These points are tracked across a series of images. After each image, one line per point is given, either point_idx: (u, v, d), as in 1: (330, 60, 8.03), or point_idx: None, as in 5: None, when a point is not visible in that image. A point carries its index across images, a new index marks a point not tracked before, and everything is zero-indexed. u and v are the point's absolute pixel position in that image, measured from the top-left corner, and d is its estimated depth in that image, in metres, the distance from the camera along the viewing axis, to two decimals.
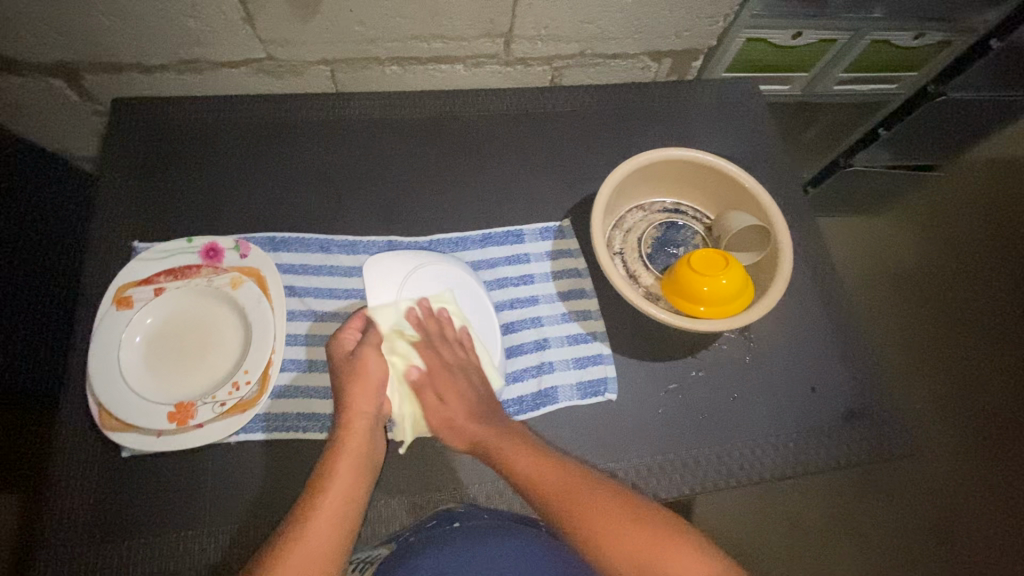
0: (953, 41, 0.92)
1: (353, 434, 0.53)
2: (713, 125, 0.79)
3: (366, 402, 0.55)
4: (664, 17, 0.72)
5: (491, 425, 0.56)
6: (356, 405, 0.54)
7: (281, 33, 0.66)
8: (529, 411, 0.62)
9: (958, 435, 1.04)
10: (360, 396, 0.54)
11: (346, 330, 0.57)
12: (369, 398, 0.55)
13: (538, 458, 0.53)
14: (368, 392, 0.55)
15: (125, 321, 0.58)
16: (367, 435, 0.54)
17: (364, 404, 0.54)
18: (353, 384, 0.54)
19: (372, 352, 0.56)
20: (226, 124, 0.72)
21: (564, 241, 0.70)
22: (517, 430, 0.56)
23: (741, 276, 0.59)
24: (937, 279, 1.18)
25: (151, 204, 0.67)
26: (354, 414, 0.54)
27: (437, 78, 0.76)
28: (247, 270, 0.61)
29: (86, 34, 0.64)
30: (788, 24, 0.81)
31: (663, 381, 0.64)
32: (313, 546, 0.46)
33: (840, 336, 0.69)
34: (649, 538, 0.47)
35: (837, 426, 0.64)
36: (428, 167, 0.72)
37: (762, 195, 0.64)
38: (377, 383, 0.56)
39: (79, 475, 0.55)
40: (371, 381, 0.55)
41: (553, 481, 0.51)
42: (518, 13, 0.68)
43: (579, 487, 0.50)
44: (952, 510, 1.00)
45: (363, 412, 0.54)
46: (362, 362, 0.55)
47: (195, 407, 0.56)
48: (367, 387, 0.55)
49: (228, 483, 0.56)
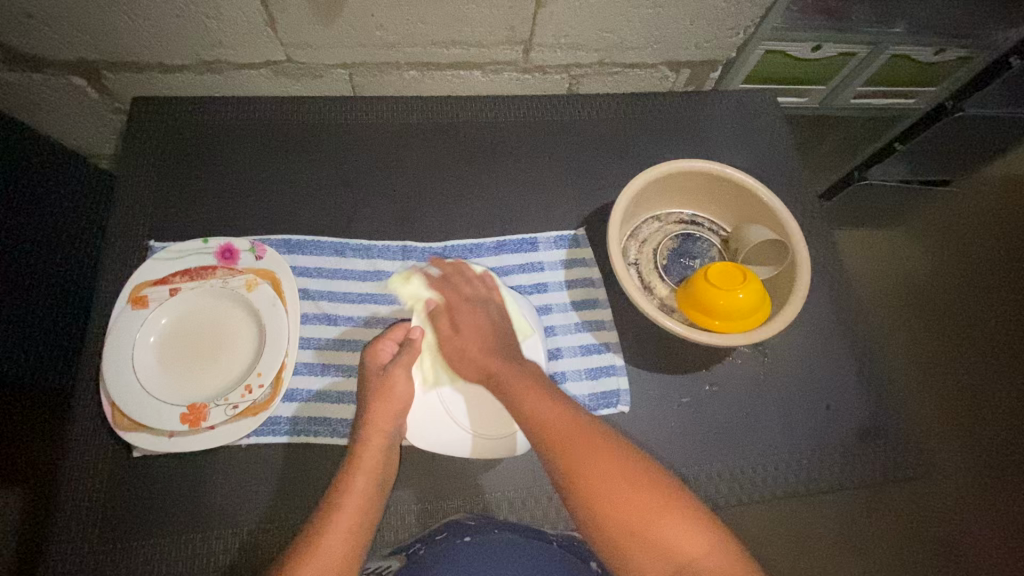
0: (974, 58, 0.93)
1: (371, 448, 0.53)
2: (730, 137, 0.79)
3: (390, 419, 0.54)
4: (685, 28, 0.72)
5: (505, 356, 0.56)
6: (377, 422, 0.54)
7: (301, 36, 0.66)
8: None
9: (968, 453, 1.03)
10: (382, 414, 0.54)
11: (383, 342, 0.57)
12: (391, 416, 0.54)
13: (546, 405, 0.51)
14: (391, 411, 0.54)
15: (141, 322, 0.58)
16: (385, 452, 0.53)
17: (384, 421, 0.54)
18: (377, 402, 0.54)
19: (402, 372, 0.55)
20: (243, 125, 0.72)
21: (579, 249, 0.69)
22: (536, 372, 0.55)
23: (759, 291, 0.58)
24: (951, 293, 1.17)
25: (167, 203, 0.67)
26: (374, 429, 0.53)
27: (455, 83, 0.76)
28: (262, 272, 0.61)
29: (109, 34, 0.64)
30: (808, 36, 0.80)
31: (676, 395, 0.63)
32: (326, 558, 0.46)
33: (855, 352, 0.68)
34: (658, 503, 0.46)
35: (849, 444, 0.64)
36: (443, 172, 0.72)
37: (780, 210, 0.63)
38: (402, 405, 0.55)
39: (93, 473, 0.55)
40: (398, 402, 0.55)
41: (557, 429, 0.50)
42: (538, 22, 0.68)
43: (585, 435, 0.49)
44: (961, 530, 0.99)
45: (383, 429, 0.54)
46: (391, 382, 0.55)
47: (208, 409, 0.56)
48: (391, 406, 0.54)
49: (239, 487, 0.56)
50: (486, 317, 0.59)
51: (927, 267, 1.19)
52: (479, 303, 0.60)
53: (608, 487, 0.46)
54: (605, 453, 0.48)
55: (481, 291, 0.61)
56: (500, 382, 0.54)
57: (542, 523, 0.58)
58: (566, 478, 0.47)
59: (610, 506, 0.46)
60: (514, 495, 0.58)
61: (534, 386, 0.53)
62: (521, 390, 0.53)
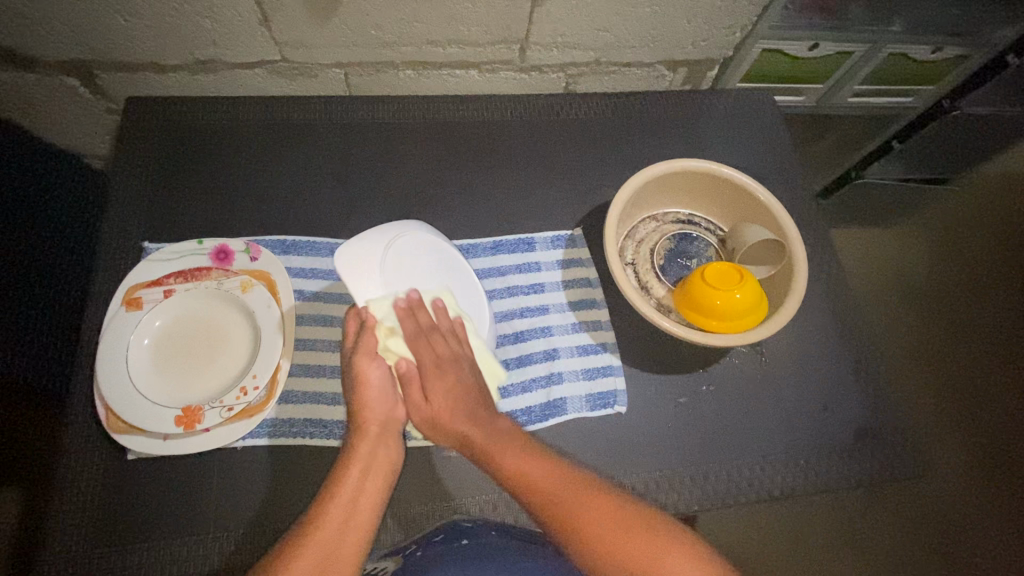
0: (970, 55, 0.92)
1: (367, 436, 0.53)
2: (727, 136, 0.78)
3: (379, 407, 0.54)
4: (681, 27, 0.72)
5: (478, 422, 0.53)
6: (366, 410, 0.53)
7: (296, 35, 0.66)
8: (537, 422, 0.61)
9: (965, 452, 1.03)
10: (366, 404, 0.53)
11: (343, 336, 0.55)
12: (377, 403, 0.54)
13: (529, 458, 0.51)
14: (372, 397, 0.53)
15: (135, 324, 0.58)
16: (383, 439, 0.53)
17: (372, 409, 0.53)
18: (357, 393, 0.53)
19: (365, 361, 0.53)
20: (238, 124, 0.71)
21: (575, 250, 0.69)
22: (507, 431, 0.53)
23: (756, 290, 0.58)
24: (948, 292, 1.17)
25: (161, 204, 0.67)
26: (365, 418, 0.53)
27: (451, 83, 0.76)
28: (257, 273, 0.61)
29: (101, 33, 0.64)
30: (805, 35, 0.80)
31: (673, 395, 0.63)
32: (321, 550, 0.47)
33: (851, 351, 0.68)
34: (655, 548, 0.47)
35: (846, 445, 0.64)
36: (439, 172, 0.71)
37: (778, 210, 0.63)
38: (380, 390, 0.54)
39: (86, 476, 0.55)
40: (371, 388, 0.53)
41: (550, 481, 0.50)
42: (534, 20, 0.67)
43: (575, 485, 0.50)
44: (958, 528, 0.99)
45: (374, 417, 0.53)
46: (359, 372, 0.53)
47: (203, 411, 0.55)
48: (370, 394, 0.53)
49: (232, 489, 0.55)
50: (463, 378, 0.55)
51: (925, 265, 1.19)
52: (453, 364, 0.55)
53: (612, 531, 0.48)
54: (603, 500, 0.49)
55: (449, 342, 0.55)
56: (478, 454, 0.52)
57: (538, 524, 0.57)
58: (570, 529, 0.48)
59: (621, 548, 0.47)
60: (510, 496, 0.58)
61: (504, 444, 0.52)
62: (489, 452, 0.52)
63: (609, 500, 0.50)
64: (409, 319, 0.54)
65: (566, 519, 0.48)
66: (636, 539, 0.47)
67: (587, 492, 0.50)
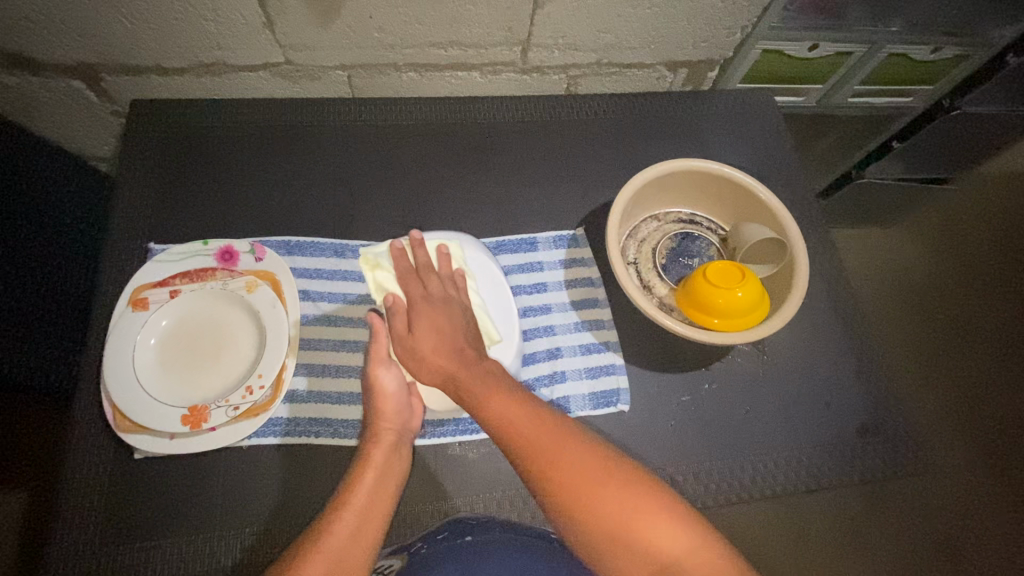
0: (971, 55, 0.92)
1: (380, 444, 0.54)
2: (727, 136, 0.79)
3: (395, 416, 0.56)
4: (682, 28, 0.72)
5: (460, 357, 0.55)
6: (381, 420, 0.55)
7: (299, 38, 0.66)
8: None
9: (968, 450, 1.03)
10: (382, 415, 0.55)
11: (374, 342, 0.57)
12: (393, 415, 0.56)
13: (502, 396, 0.51)
14: (388, 408, 0.56)
15: (141, 324, 0.58)
16: (395, 448, 0.55)
17: (388, 420, 0.55)
18: (374, 403, 0.56)
19: (381, 369, 0.56)
20: (242, 126, 0.72)
21: (577, 249, 0.70)
22: (489, 367, 0.54)
23: (757, 289, 0.58)
24: (949, 291, 1.17)
25: (166, 205, 0.67)
26: (380, 427, 0.55)
27: (453, 84, 0.77)
28: (263, 273, 0.61)
29: (107, 36, 0.64)
30: (804, 36, 0.81)
31: (675, 394, 0.63)
32: (332, 555, 0.47)
33: (853, 349, 0.68)
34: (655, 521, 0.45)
35: (849, 442, 0.64)
36: (442, 173, 0.72)
37: (779, 209, 0.64)
38: (396, 401, 0.56)
39: (93, 476, 0.55)
40: (388, 399, 0.56)
41: (522, 425, 0.49)
42: (536, 22, 0.68)
43: (549, 428, 0.49)
44: (962, 527, 0.99)
45: (388, 426, 0.55)
46: (376, 380, 0.56)
47: (209, 410, 0.56)
48: (386, 404, 0.56)
49: (239, 488, 0.56)
50: (452, 318, 0.57)
51: (925, 265, 1.20)
52: (444, 307, 0.58)
53: (585, 481, 0.46)
54: (579, 448, 0.48)
55: (442, 286, 0.59)
56: (455, 387, 0.53)
57: (542, 522, 0.58)
58: (538, 473, 0.47)
59: (588, 498, 0.46)
60: (514, 494, 0.58)
61: (483, 379, 0.52)
62: (464, 387, 0.52)
63: (584, 446, 0.48)
64: (402, 261, 0.61)
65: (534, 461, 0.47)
66: (609, 490, 0.46)
67: (560, 436, 0.49)
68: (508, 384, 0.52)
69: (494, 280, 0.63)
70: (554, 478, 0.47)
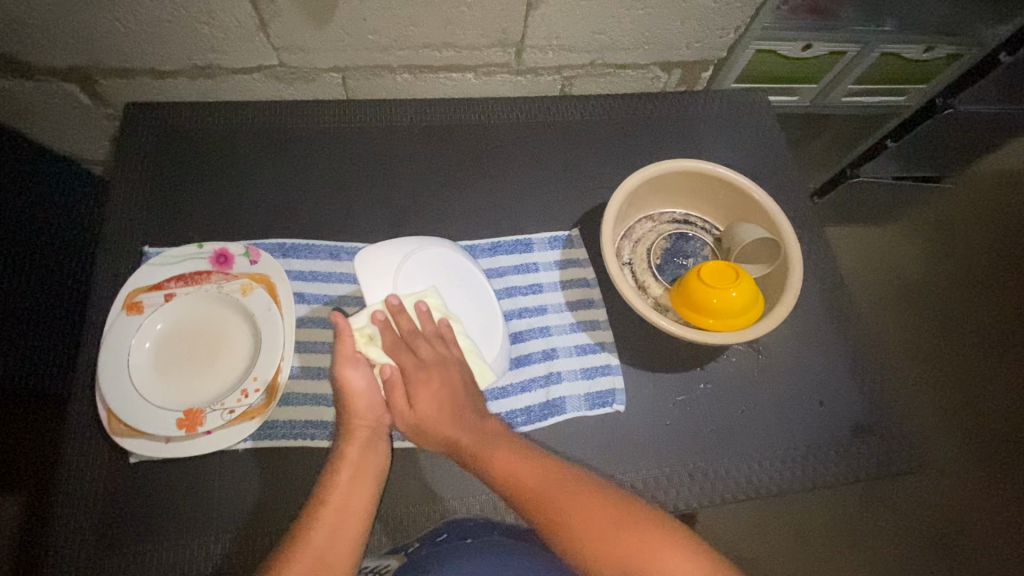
0: (964, 54, 0.93)
1: (355, 441, 0.53)
2: (722, 136, 0.79)
3: (369, 412, 0.54)
4: (675, 29, 0.72)
5: (464, 424, 0.54)
6: (352, 418, 0.54)
7: (293, 41, 0.66)
8: (536, 422, 0.61)
9: (962, 447, 1.04)
10: (354, 414, 0.54)
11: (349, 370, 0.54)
12: (365, 412, 0.54)
13: (517, 460, 0.52)
14: (360, 407, 0.54)
15: (135, 328, 0.58)
16: (371, 443, 0.54)
17: (359, 417, 0.54)
18: (344, 404, 0.54)
19: (349, 373, 0.53)
20: (237, 128, 0.72)
21: (572, 250, 0.70)
22: (494, 431, 0.54)
23: (751, 288, 0.58)
24: (944, 289, 1.18)
25: (161, 208, 0.67)
26: (353, 425, 0.54)
27: (448, 86, 0.77)
28: (257, 276, 0.61)
29: (101, 40, 0.64)
30: (798, 36, 0.81)
31: (670, 394, 0.64)
32: (314, 554, 0.48)
33: (847, 348, 0.69)
34: (640, 538, 0.47)
35: (843, 440, 0.64)
36: (437, 175, 0.72)
37: (773, 209, 0.64)
38: (368, 400, 0.54)
39: (88, 479, 0.55)
40: (360, 398, 0.54)
41: (537, 484, 0.50)
42: (529, 24, 0.68)
43: (565, 483, 0.50)
44: (954, 522, 1.00)
45: (362, 423, 0.54)
46: (346, 386, 0.54)
47: (204, 414, 0.56)
48: (357, 404, 0.54)
49: (234, 491, 0.56)
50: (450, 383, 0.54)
51: (920, 263, 1.20)
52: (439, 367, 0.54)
53: (603, 529, 0.48)
54: (597, 500, 0.50)
55: (432, 339, 0.55)
56: (462, 454, 0.53)
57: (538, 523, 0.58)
58: (557, 531, 0.49)
59: (608, 551, 0.47)
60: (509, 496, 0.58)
61: (490, 444, 0.53)
62: (474, 456, 0.52)
63: (601, 496, 0.50)
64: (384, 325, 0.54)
65: (553, 520, 0.49)
66: (626, 532, 0.47)
67: (578, 490, 0.50)
68: (514, 443, 0.53)
69: (476, 291, 0.59)
70: (561, 522, 0.49)
